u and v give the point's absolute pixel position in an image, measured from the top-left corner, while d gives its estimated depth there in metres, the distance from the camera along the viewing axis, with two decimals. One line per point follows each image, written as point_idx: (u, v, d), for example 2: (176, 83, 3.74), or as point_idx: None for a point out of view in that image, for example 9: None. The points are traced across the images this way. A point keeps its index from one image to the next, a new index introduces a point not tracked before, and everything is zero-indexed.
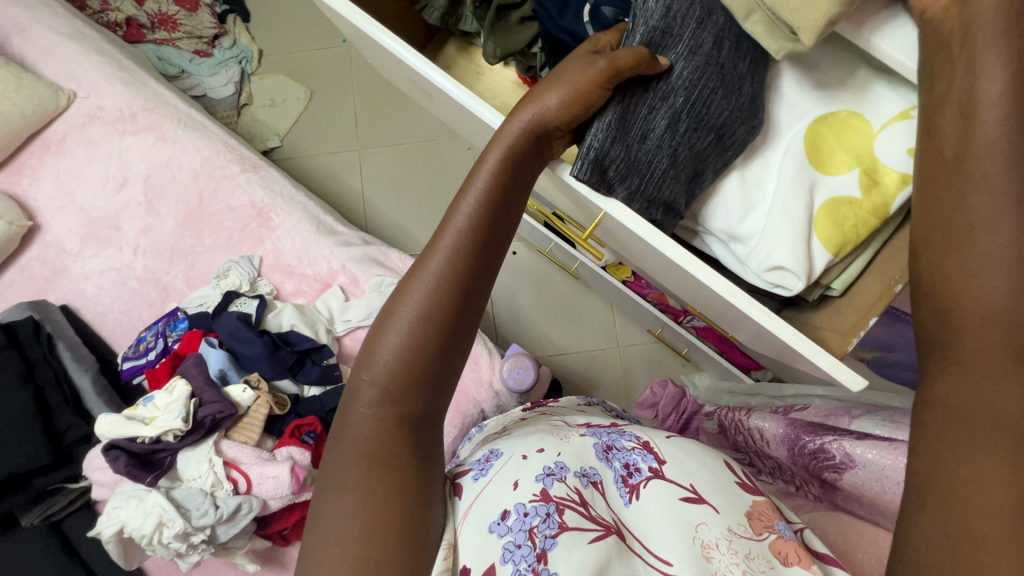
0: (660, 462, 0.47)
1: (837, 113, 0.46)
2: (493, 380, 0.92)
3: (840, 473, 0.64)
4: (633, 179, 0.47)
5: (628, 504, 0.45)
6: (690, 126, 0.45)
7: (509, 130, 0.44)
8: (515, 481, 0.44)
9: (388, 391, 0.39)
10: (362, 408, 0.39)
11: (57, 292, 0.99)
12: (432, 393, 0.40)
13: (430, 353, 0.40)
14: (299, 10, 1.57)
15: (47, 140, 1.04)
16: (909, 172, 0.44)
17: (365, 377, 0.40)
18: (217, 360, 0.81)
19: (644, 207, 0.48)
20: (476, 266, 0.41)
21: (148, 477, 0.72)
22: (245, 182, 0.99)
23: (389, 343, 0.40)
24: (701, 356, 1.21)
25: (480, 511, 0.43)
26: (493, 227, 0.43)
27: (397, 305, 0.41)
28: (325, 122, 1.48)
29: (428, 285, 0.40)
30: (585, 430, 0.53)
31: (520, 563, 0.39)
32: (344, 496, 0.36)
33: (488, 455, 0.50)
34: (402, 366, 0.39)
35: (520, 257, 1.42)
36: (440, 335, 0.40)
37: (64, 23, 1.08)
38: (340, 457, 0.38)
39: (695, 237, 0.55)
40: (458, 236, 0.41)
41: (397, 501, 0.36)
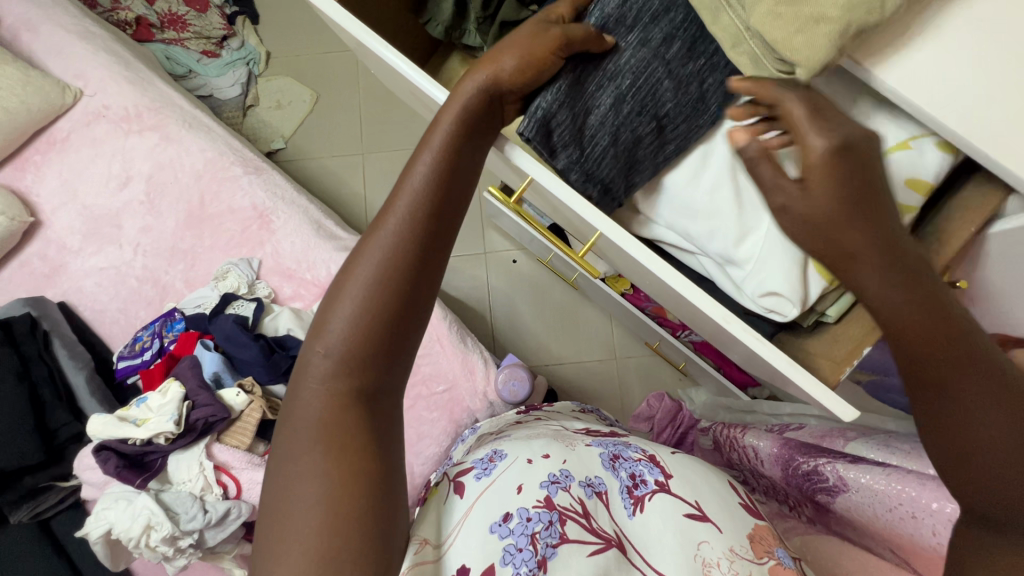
0: (666, 476, 0.47)
1: None
2: (488, 390, 0.92)
3: (833, 496, 0.63)
4: (574, 149, 0.48)
5: (632, 516, 0.45)
6: (633, 109, 0.46)
7: (461, 90, 0.43)
8: (519, 486, 0.44)
9: (342, 359, 0.38)
10: (310, 390, 0.38)
11: (56, 288, 0.99)
12: (384, 371, 0.39)
13: (378, 328, 0.38)
14: (309, 13, 1.58)
15: (52, 137, 1.05)
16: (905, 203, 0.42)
17: (317, 348, 0.38)
18: (211, 362, 0.82)
19: (580, 178, 0.49)
20: (430, 227, 0.41)
21: (138, 478, 0.72)
22: (247, 184, 1.00)
23: (333, 322, 0.38)
24: (698, 371, 1.21)
25: (481, 513, 0.44)
26: (446, 200, 0.42)
27: (343, 284, 0.39)
28: (329, 125, 1.49)
29: (382, 249, 0.39)
30: (591, 439, 0.53)
31: (520, 566, 0.39)
32: (301, 473, 0.35)
33: (492, 454, 0.50)
34: (349, 346, 0.38)
35: (519, 266, 1.42)
36: (390, 298, 0.39)
37: (74, 21, 1.09)
38: (287, 449, 0.37)
39: (639, 226, 0.54)
40: (406, 212, 0.40)
41: (349, 491, 0.35)
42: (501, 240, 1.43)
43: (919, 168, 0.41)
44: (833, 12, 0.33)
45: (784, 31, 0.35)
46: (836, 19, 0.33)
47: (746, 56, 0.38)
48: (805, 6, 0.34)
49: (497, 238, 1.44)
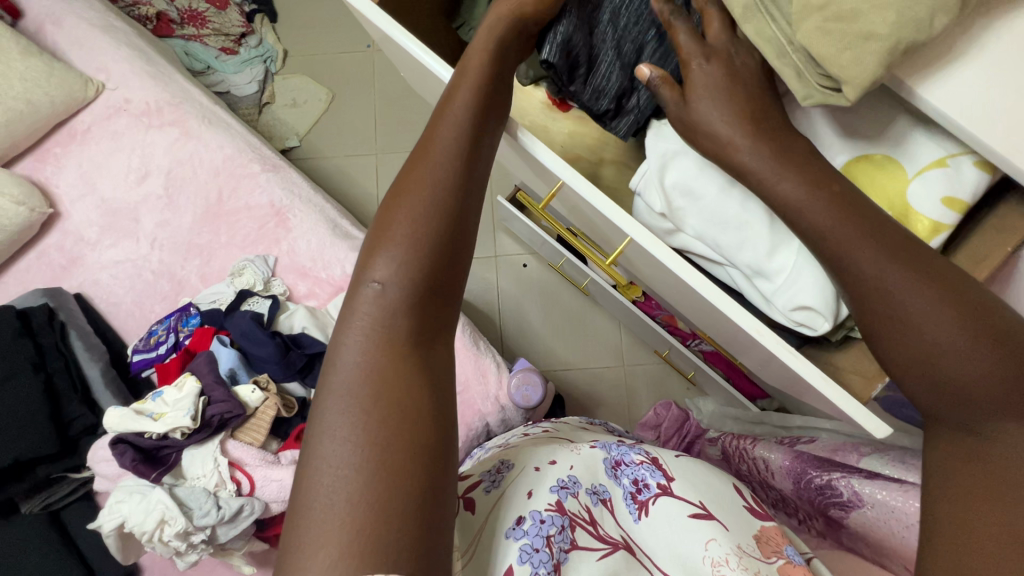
0: (669, 478, 0.47)
1: (871, 156, 0.43)
2: (500, 394, 0.91)
3: (847, 511, 0.63)
4: (586, 70, 0.54)
5: (638, 521, 0.46)
6: (630, 23, 0.54)
7: (486, 40, 0.48)
8: (529, 491, 0.45)
9: (400, 284, 0.38)
10: (357, 326, 0.37)
11: (73, 280, 0.99)
12: (434, 303, 0.40)
13: (428, 259, 0.39)
14: (329, 12, 1.60)
15: (72, 130, 1.05)
16: (942, 220, 0.41)
17: (370, 279, 0.38)
18: (228, 358, 0.82)
19: (594, 97, 0.55)
20: (475, 159, 0.43)
21: (153, 473, 0.72)
22: (265, 181, 1.00)
23: (378, 259, 0.39)
24: (707, 380, 1.21)
25: (497, 522, 0.44)
26: (476, 148, 0.44)
27: (394, 215, 0.40)
28: (344, 124, 1.50)
29: (433, 177, 0.41)
30: (595, 441, 0.54)
31: (538, 567, 0.39)
32: (362, 392, 0.35)
33: (498, 467, 0.52)
34: (399, 277, 0.38)
35: (529, 270, 1.42)
36: (443, 223, 0.40)
37: (97, 16, 1.09)
38: (335, 388, 0.36)
39: (665, 236, 0.54)
40: (446, 155, 0.42)
41: (409, 413, 0.34)
42: (512, 243, 1.44)
43: (955, 186, 0.41)
44: (882, 30, 0.33)
45: (830, 48, 0.34)
46: (885, 36, 0.33)
47: (790, 68, 0.38)
48: (854, 22, 0.34)
49: (508, 242, 1.44)
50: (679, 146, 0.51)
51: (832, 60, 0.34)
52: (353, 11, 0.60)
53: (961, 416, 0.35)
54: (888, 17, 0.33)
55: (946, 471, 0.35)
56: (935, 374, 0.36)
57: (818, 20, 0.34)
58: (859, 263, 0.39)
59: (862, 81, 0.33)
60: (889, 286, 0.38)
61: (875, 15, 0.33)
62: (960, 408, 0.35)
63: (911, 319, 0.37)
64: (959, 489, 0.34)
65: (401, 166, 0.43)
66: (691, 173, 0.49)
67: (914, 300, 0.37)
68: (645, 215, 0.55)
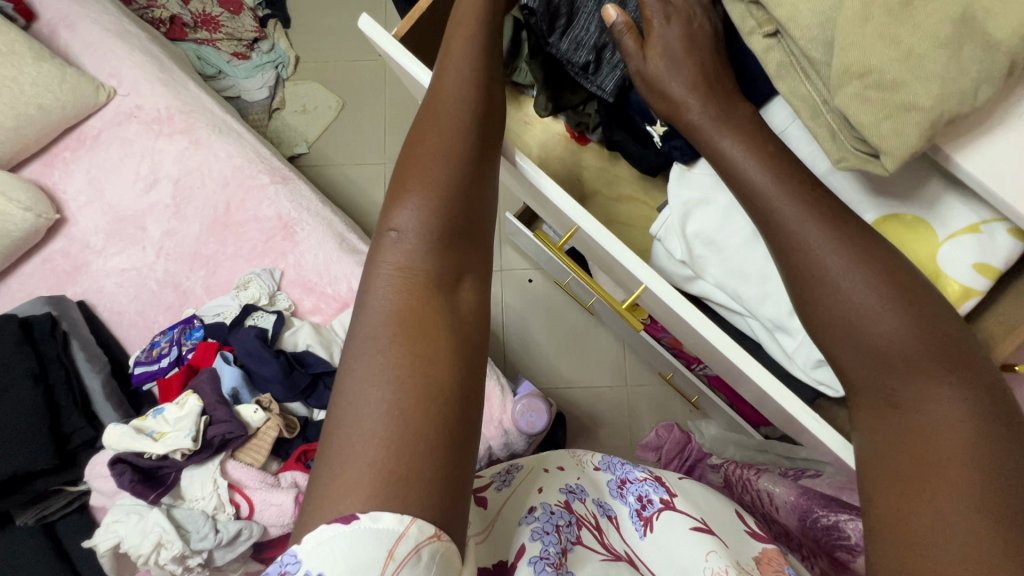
0: (670, 494, 0.53)
1: (900, 216, 0.43)
2: (504, 418, 0.90)
3: (854, 555, 0.63)
4: (563, 24, 0.60)
5: (643, 537, 0.52)
6: None
7: (471, 20, 0.53)
8: (540, 489, 0.54)
9: (419, 227, 0.43)
10: (382, 273, 0.42)
11: (76, 287, 0.99)
12: (451, 245, 0.44)
13: (447, 212, 0.44)
14: (343, 19, 1.59)
15: (82, 135, 1.05)
16: (972, 285, 0.40)
17: (389, 229, 0.44)
18: (230, 377, 0.81)
19: (573, 49, 0.60)
20: (479, 120, 0.48)
21: (151, 494, 0.71)
22: (274, 193, 0.99)
23: (399, 211, 0.44)
24: (711, 405, 1.19)
25: (512, 516, 0.52)
26: (483, 113, 0.49)
27: (406, 173, 0.45)
28: (354, 133, 1.49)
29: (440, 136, 0.46)
30: (599, 459, 0.59)
31: (548, 545, 0.47)
32: (382, 325, 0.40)
33: (508, 468, 0.59)
34: (414, 226, 0.43)
35: (535, 285, 1.41)
36: (452, 173, 0.45)
37: (112, 21, 1.09)
38: (363, 328, 0.40)
39: (683, 283, 0.55)
40: (451, 119, 0.47)
41: (430, 347, 0.39)
42: (518, 258, 1.43)
43: (987, 254, 0.40)
44: (925, 101, 0.32)
45: (871, 116, 0.34)
46: (928, 108, 0.32)
47: (824, 128, 0.38)
48: (896, 92, 0.33)
49: (514, 256, 1.43)
50: (704, 194, 0.51)
51: (872, 128, 0.34)
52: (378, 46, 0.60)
53: (886, 380, 0.38)
54: (931, 89, 0.32)
55: (872, 440, 0.37)
56: (858, 336, 0.38)
57: (858, 87, 0.34)
58: (789, 236, 0.41)
59: (901, 152, 0.33)
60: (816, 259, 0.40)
61: (918, 85, 0.32)
62: (883, 379, 0.38)
63: (834, 291, 0.39)
64: (887, 468, 0.35)
65: (410, 132, 0.48)
66: (713, 222, 0.50)
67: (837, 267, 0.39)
68: (664, 261, 0.56)
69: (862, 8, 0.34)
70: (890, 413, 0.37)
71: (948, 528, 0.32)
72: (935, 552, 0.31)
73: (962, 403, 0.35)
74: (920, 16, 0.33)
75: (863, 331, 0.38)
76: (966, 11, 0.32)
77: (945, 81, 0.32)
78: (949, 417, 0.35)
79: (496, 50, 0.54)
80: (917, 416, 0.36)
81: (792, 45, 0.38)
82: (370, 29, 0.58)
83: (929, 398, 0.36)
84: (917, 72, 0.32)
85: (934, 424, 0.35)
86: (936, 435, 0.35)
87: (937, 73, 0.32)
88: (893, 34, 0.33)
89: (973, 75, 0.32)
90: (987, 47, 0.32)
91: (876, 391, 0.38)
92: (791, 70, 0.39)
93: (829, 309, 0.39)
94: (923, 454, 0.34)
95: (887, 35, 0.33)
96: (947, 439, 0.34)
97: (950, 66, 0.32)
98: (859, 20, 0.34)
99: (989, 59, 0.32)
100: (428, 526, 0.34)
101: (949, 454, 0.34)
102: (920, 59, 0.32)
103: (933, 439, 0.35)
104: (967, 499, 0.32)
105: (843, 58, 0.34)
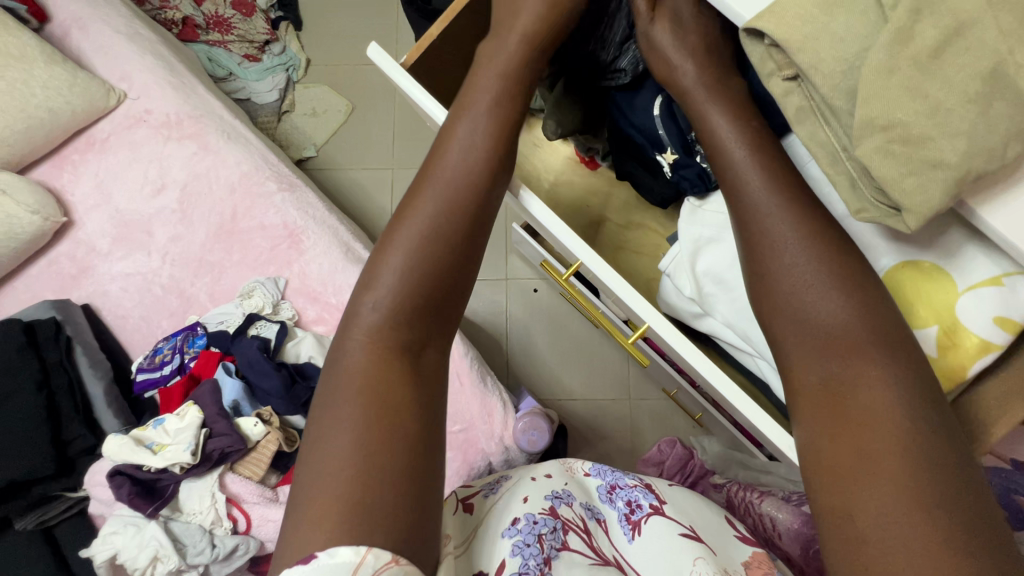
0: (659, 500, 0.53)
1: (919, 264, 0.43)
2: (505, 435, 0.89)
3: None
4: (591, 20, 0.62)
5: (631, 540, 0.52)
6: None
7: (482, 74, 0.55)
8: (525, 497, 0.53)
9: (398, 293, 0.46)
10: (357, 338, 0.45)
11: (81, 290, 0.99)
12: (423, 317, 0.47)
13: (422, 287, 0.47)
14: (355, 23, 1.59)
15: (92, 138, 1.05)
16: (992, 339, 0.40)
17: (368, 300, 0.46)
18: (231, 390, 0.81)
19: (599, 46, 0.62)
20: (476, 184, 0.50)
21: (149, 507, 0.71)
22: (280, 201, 0.98)
23: (380, 273, 0.47)
24: (715, 422, 1.12)
25: (493, 527, 0.52)
26: (482, 175, 0.50)
27: (391, 236, 0.48)
28: (362, 137, 1.48)
29: (432, 202, 0.49)
30: (590, 464, 0.60)
31: (528, 559, 0.46)
32: (350, 381, 0.43)
33: (498, 480, 0.60)
34: (393, 296, 0.46)
35: (540, 295, 1.40)
36: (437, 245, 0.48)
37: (124, 23, 1.09)
38: (334, 385, 0.43)
39: (695, 318, 0.59)
40: (445, 186, 0.49)
41: (394, 410, 0.41)
42: (524, 267, 1.42)
43: (1010, 306, 0.40)
44: (951, 159, 0.32)
45: (893, 171, 0.34)
46: (954, 165, 0.32)
47: (844, 177, 0.38)
48: (922, 146, 0.33)
49: (520, 265, 1.42)
50: (715, 233, 0.55)
51: (894, 184, 0.34)
52: (387, 69, 0.61)
53: (833, 371, 0.39)
54: (958, 145, 0.32)
55: (806, 421, 0.40)
56: (813, 327, 0.41)
57: (881, 140, 0.34)
58: (755, 273, 0.44)
59: (924, 211, 0.33)
60: (778, 265, 0.42)
61: (945, 141, 0.32)
62: (827, 368, 0.40)
63: (797, 291, 0.42)
64: (826, 454, 0.38)
65: (408, 190, 0.51)
66: (721, 262, 0.52)
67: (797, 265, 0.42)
68: (675, 298, 0.60)
69: (888, 60, 0.33)
70: (833, 403, 0.39)
71: (887, 522, 0.34)
72: (869, 530, 0.34)
73: (900, 389, 0.37)
74: (948, 69, 0.32)
75: (820, 323, 0.41)
76: (997, 65, 0.32)
77: (971, 139, 0.32)
78: (885, 406, 0.37)
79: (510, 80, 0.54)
80: (858, 407, 0.38)
81: (813, 90, 0.38)
82: (379, 57, 0.61)
83: (867, 381, 0.38)
84: (942, 127, 0.32)
85: (872, 414, 0.37)
86: (873, 417, 0.37)
87: (963, 129, 0.32)
88: (920, 87, 0.33)
89: (999, 133, 0.32)
90: (1017, 104, 0.31)
91: (822, 384, 0.40)
92: (810, 114, 0.39)
93: (788, 303, 0.42)
94: (862, 446, 0.36)
95: (913, 88, 0.33)
96: (885, 428, 0.36)
97: (978, 123, 0.32)
98: (885, 71, 0.33)
99: (1018, 115, 0.31)
100: (384, 551, 0.36)
101: (888, 446, 0.36)
102: (947, 115, 0.32)
103: (871, 424, 0.37)
104: (900, 488, 0.34)
105: (867, 109, 0.34)
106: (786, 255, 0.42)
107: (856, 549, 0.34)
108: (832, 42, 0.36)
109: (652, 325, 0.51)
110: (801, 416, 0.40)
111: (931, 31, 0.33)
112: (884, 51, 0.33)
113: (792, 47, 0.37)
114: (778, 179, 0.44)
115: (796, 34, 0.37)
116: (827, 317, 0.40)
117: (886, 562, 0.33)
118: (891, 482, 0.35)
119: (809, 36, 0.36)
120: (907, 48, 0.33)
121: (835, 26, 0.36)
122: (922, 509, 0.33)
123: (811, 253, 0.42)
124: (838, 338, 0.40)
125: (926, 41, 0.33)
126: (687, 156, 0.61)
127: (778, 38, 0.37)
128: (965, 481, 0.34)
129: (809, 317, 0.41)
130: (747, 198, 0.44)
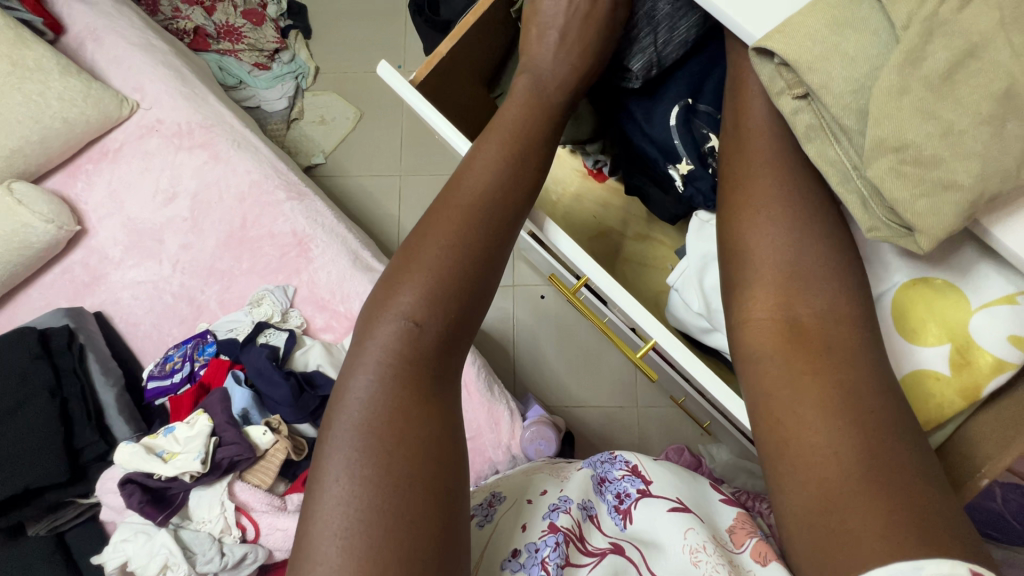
0: (647, 483, 0.54)
1: (931, 281, 0.43)
2: (512, 444, 0.89)
3: None
4: None
5: (623, 529, 0.53)
6: None
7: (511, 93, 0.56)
8: (524, 523, 0.53)
9: (428, 313, 0.46)
10: (382, 357, 0.45)
11: (94, 298, 1.00)
12: (454, 345, 0.47)
13: (451, 312, 0.46)
14: (364, 31, 1.60)
15: (104, 148, 1.06)
16: (1006, 358, 0.40)
17: (401, 318, 0.46)
18: (241, 398, 0.82)
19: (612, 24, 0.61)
20: (504, 205, 0.50)
21: (160, 515, 0.72)
22: (290, 210, 0.98)
23: (405, 295, 0.46)
24: (723, 431, 1.11)
25: (494, 554, 0.52)
26: (506, 193, 0.50)
27: (418, 254, 0.47)
28: (370, 144, 1.49)
29: (464, 221, 0.48)
30: (584, 461, 0.61)
31: None
32: (379, 405, 0.43)
33: (490, 501, 0.59)
34: (427, 320, 0.46)
35: (547, 302, 1.40)
36: (466, 267, 0.47)
37: (137, 34, 1.10)
38: (357, 409, 0.44)
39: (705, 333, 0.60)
40: (475, 205, 0.49)
41: (421, 433, 0.43)
42: (530, 273, 1.42)
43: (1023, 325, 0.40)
44: (965, 180, 0.32)
45: (906, 193, 0.34)
46: (966, 187, 0.33)
47: (855, 195, 0.38)
48: (935, 168, 0.33)
49: (527, 271, 1.42)
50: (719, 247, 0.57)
51: (906, 204, 0.34)
52: (395, 80, 0.61)
53: (808, 331, 0.39)
54: (971, 168, 0.32)
55: (770, 377, 0.39)
56: (797, 288, 0.40)
57: (893, 162, 0.34)
58: (728, 225, 0.44)
59: (936, 232, 0.34)
60: (757, 231, 0.42)
61: (958, 163, 0.33)
62: (795, 319, 0.40)
63: (778, 253, 0.41)
64: (798, 411, 0.37)
65: (434, 204, 0.50)
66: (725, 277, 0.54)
67: (779, 233, 0.42)
68: (683, 311, 0.62)
69: (900, 81, 0.34)
70: (801, 350, 0.39)
71: (855, 459, 0.34)
72: (826, 476, 0.35)
73: (871, 360, 0.38)
74: (961, 90, 0.33)
75: (799, 284, 0.40)
76: (1010, 87, 0.32)
77: (985, 161, 0.32)
78: (858, 372, 0.37)
79: (521, 101, 0.55)
80: (821, 344, 0.38)
81: (823, 110, 0.38)
82: (390, 76, 0.62)
83: (847, 348, 0.38)
84: (956, 147, 0.33)
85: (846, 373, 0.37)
86: (846, 379, 0.37)
87: (977, 150, 0.32)
88: (933, 110, 0.33)
89: (1009, 155, 0.32)
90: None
91: (775, 319, 0.40)
92: (820, 132, 0.39)
93: (767, 262, 0.42)
94: (827, 400, 0.36)
95: (925, 110, 0.33)
96: (846, 366, 0.37)
97: (992, 145, 0.32)
98: (897, 92, 0.34)
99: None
100: None
101: (859, 390, 0.37)
102: (960, 135, 0.33)
103: (846, 383, 0.37)
104: (859, 438, 0.35)
105: (878, 129, 0.34)
106: (758, 219, 0.43)
107: (827, 492, 0.34)
108: (845, 61, 0.36)
109: (661, 342, 0.51)
110: (765, 355, 0.40)
111: (942, 53, 0.33)
112: (895, 73, 0.34)
113: (803, 67, 0.37)
114: (779, 168, 0.44)
115: (807, 54, 0.37)
116: (806, 280, 0.40)
117: (858, 502, 0.33)
118: (852, 420, 0.36)
119: (823, 56, 0.36)
120: (918, 71, 0.33)
121: (847, 46, 0.36)
122: (887, 445, 0.35)
123: (776, 205, 0.43)
124: (795, 276, 0.41)
125: (937, 64, 0.33)
126: (701, 167, 0.63)
127: (787, 58, 0.37)
128: (917, 445, 0.35)
129: (768, 257, 0.42)
130: (742, 182, 0.44)
